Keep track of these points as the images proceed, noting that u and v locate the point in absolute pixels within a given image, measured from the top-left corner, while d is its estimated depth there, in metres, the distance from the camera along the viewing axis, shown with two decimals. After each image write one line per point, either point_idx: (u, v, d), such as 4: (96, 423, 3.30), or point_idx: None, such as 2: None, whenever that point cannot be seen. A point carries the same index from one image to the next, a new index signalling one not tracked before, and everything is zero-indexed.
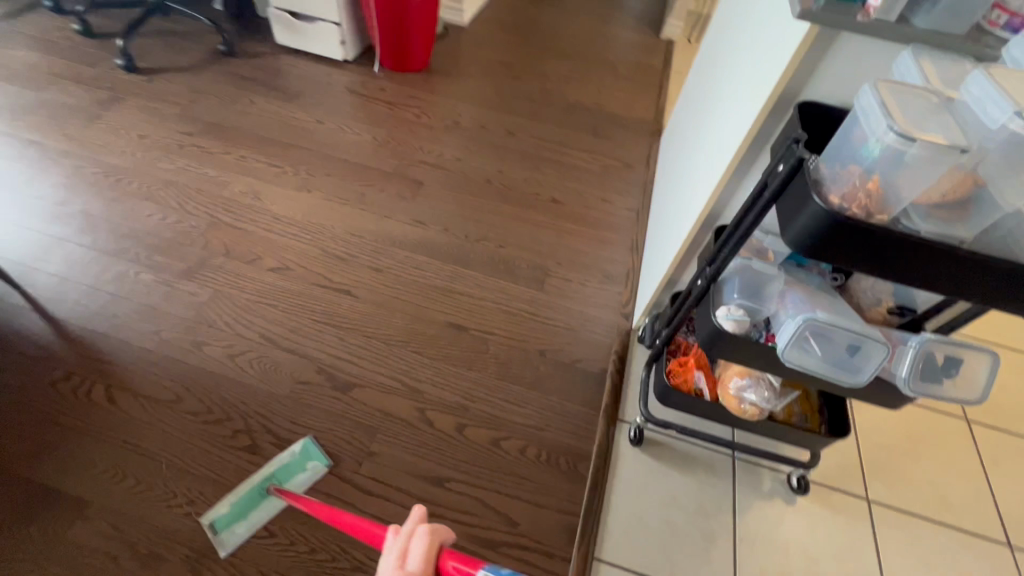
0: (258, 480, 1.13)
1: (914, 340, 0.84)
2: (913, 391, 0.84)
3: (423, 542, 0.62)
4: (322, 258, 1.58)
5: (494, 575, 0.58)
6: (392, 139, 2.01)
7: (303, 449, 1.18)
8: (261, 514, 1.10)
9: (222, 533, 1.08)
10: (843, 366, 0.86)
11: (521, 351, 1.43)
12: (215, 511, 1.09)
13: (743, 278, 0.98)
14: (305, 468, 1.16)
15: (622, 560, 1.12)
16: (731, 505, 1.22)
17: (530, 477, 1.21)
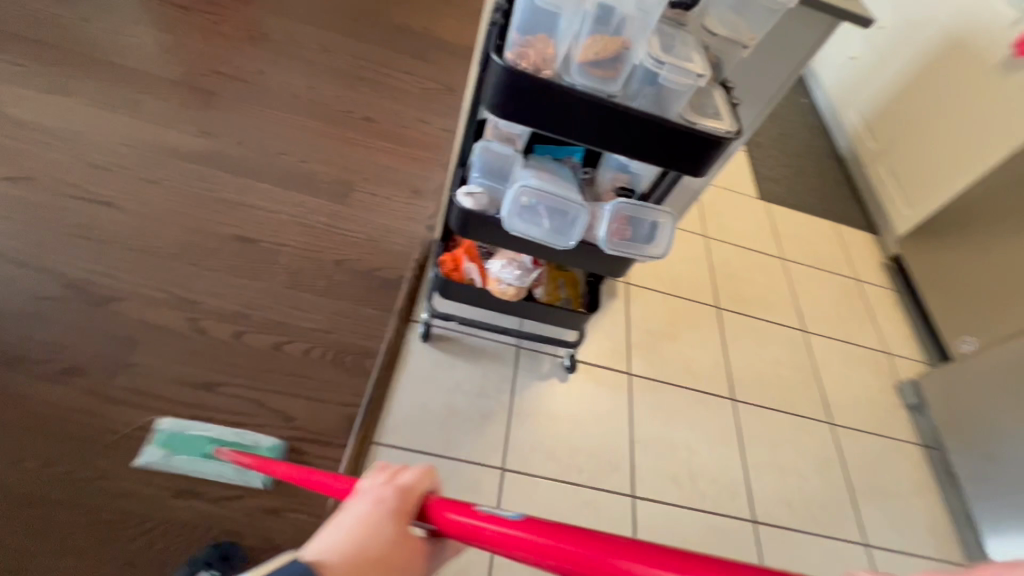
0: (214, 433, 1.08)
1: (611, 205, 0.97)
2: (609, 248, 0.99)
3: (416, 474, 0.53)
4: (79, 167, 1.38)
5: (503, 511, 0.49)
6: (181, 44, 1.79)
7: (265, 446, 1.09)
8: (184, 461, 1.04)
9: (158, 442, 1.05)
10: (563, 229, 1.00)
11: (315, 261, 1.40)
12: (167, 423, 1.07)
13: (487, 158, 1.02)
14: (244, 462, 1.06)
15: (400, 442, 1.20)
16: (509, 386, 1.35)
17: (311, 376, 1.21)
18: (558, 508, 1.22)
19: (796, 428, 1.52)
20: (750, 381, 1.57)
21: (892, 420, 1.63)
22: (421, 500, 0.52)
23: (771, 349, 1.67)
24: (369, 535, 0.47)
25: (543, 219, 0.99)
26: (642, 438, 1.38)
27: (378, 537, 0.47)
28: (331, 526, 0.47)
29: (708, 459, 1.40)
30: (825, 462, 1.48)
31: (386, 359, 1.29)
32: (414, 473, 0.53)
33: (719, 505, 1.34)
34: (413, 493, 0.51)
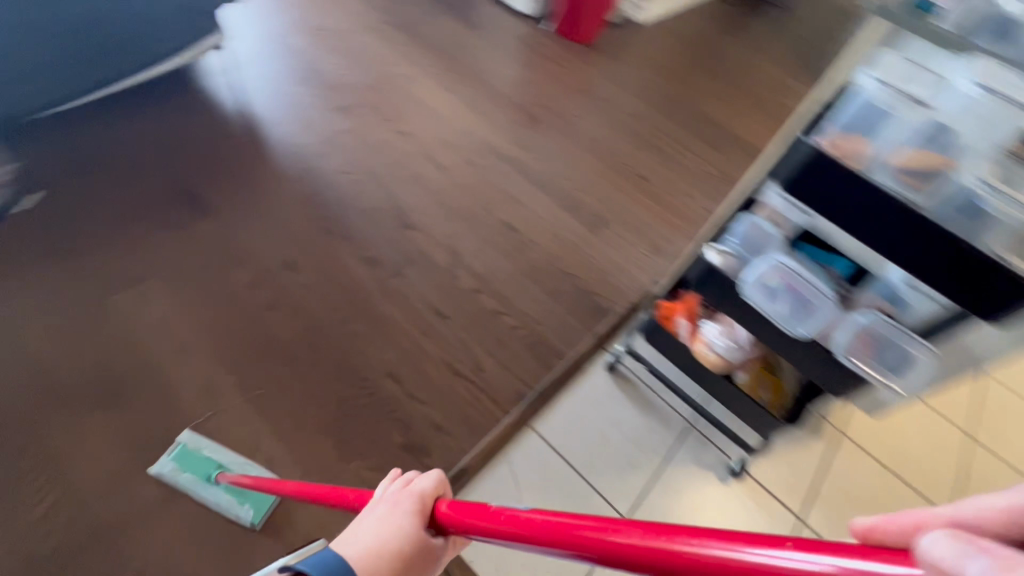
0: (223, 458, 1.12)
1: (866, 316, 0.91)
2: (840, 355, 0.96)
3: (426, 483, 0.65)
4: (435, 139, 1.89)
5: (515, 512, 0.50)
6: (533, 81, 2.28)
7: (246, 497, 1.09)
8: (190, 477, 1.09)
9: (175, 456, 1.11)
10: (802, 317, 0.99)
11: (551, 266, 1.62)
12: (189, 434, 1.14)
13: (749, 231, 1.03)
14: (241, 502, 1.09)
15: (549, 437, 1.28)
16: (665, 453, 1.32)
17: (509, 348, 1.40)
18: None
19: None
20: None
21: None
22: (428, 501, 0.64)
23: None
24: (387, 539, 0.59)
25: (783, 301, 0.99)
26: None
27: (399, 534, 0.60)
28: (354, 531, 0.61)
29: None
30: None
31: (568, 366, 1.40)
32: (426, 482, 0.65)
33: None
34: (422, 495, 0.64)
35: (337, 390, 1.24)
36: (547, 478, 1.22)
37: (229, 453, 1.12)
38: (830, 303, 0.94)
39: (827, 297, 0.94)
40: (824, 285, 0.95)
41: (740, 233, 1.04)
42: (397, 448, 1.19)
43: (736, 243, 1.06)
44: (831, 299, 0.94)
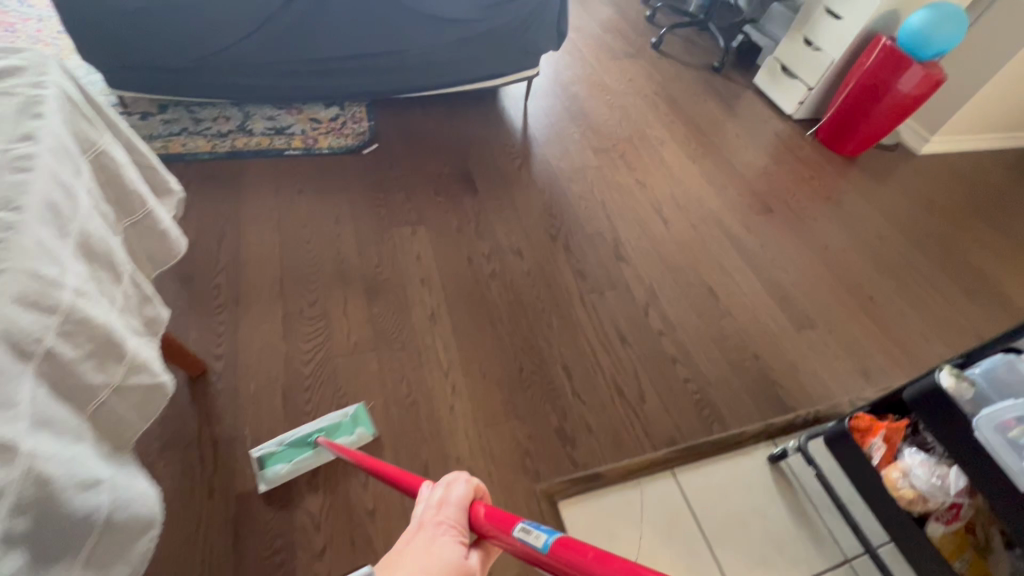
0: (305, 432, 1.18)
1: None
2: None
3: (466, 479, 0.59)
4: (666, 197, 2.05)
5: (534, 530, 0.48)
6: (777, 176, 2.30)
7: (354, 412, 1.24)
8: (305, 460, 1.14)
9: (267, 468, 1.13)
10: None
11: (740, 342, 1.61)
12: (262, 450, 1.15)
13: (1001, 369, 0.97)
14: (351, 432, 1.21)
15: (686, 491, 1.28)
16: (807, 573, 1.20)
17: (675, 395, 1.44)
18: None
19: None
20: None
21: None
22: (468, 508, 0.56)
23: None
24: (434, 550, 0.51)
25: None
26: None
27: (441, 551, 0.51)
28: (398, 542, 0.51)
29: None
30: None
31: (729, 439, 1.37)
32: (456, 480, 0.58)
33: None
34: (464, 503, 0.56)
35: (520, 360, 1.43)
36: (673, 525, 1.22)
37: (299, 428, 1.19)
38: None
39: None
40: None
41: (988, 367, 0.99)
42: (550, 429, 1.31)
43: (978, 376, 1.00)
44: None
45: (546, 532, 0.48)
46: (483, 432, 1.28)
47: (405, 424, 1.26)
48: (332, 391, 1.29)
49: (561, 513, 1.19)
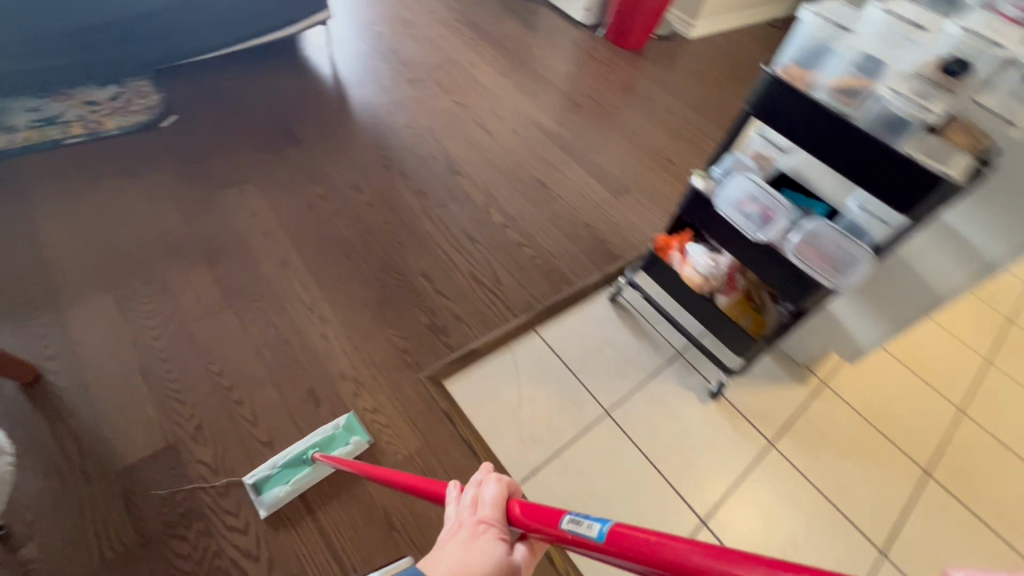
0: (298, 450, 1.14)
1: (813, 224, 1.11)
2: (794, 259, 1.15)
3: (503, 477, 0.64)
4: (486, 112, 2.20)
5: (585, 520, 0.51)
6: (580, 76, 2.55)
7: (346, 421, 1.21)
8: (304, 476, 1.10)
9: (264, 493, 1.08)
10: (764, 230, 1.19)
11: (572, 217, 1.85)
12: (253, 476, 1.10)
13: (731, 163, 1.25)
14: (348, 442, 1.18)
15: (550, 342, 1.49)
16: (651, 370, 1.49)
17: (525, 271, 1.64)
18: (628, 470, 1.28)
19: None
20: (914, 552, 1.29)
21: None
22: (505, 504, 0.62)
23: (971, 551, 1.32)
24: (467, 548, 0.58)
25: (752, 220, 1.20)
26: (744, 496, 1.31)
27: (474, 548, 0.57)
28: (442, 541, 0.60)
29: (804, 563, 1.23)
30: None
31: (576, 292, 1.61)
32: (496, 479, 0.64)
33: None
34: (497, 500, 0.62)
35: (381, 279, 1.51)
36: (544, 369, 1.42)
37: (291, 447, 1.14)
38: (785, 216, 1.14)
39: (782, 211, 1.14)
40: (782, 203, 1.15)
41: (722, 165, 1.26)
42: (423, 327, 1.44)
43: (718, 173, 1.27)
44: (785, 213, 1.14)
45: (597, 521, 0.50)
46: (361, 346, 1.36)
47: (281, 360, 1.30)
48: (196, 354, 1.28)
49: (448, 388, 1.33)
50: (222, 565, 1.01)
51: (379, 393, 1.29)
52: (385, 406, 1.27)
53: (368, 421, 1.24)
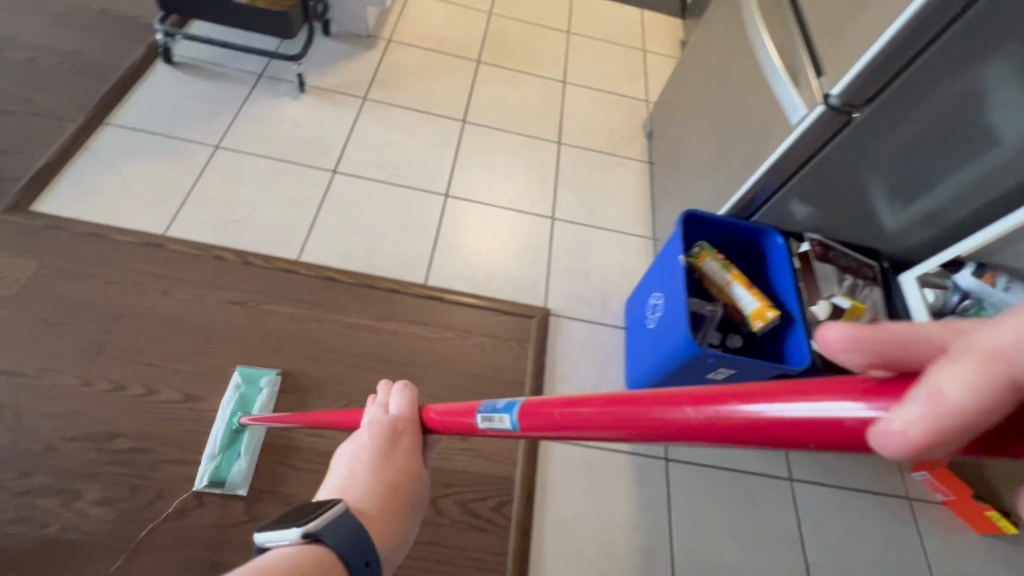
0: (223, 425, 1.06)
1: None
2: None
3: (411, 396, 0.65)
4: None
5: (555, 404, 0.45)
6: None
7: (245, 376, 1.12)
8: (253, 443, 1.05)
9: (227, 479, 1.02)
10: None
11: (79, 8, 1.61)
12: (203, 476, 1.01)
13: None
14: (261, 390, 1.12)
15: (125, 124, 1.44)
16: (241, 98, 1.57)
17: (57, 79, 1.47)
18: (259, 173, 1.45)
19: (520, 142, 1.72)
20: (487, 109, 1.77)
21: (624, 144, 1.81)
22: (411, 415, 0.63)
23: (518, 89, 1.85)
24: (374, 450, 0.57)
25: None
26: (357, 137, 1.59)
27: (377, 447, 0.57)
28: (348, 455, 0.57)
29: (420, 152, 1.61)
30: (539, 165, 1.67)
31: (126, 71, 1.52)
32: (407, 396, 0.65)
33: (418, 181, 1.55)
34: (401, 416, 0.62)
35: None
36: (134, 146, 1.40)
37: (212, 429, 1.05)
38: None
39: None
40: None
41: None
42: None
43: None
44: None
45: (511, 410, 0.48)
46: None
47: None
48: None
49: (39, 209, 1.25)
50: None
51: None
52: None
53: None
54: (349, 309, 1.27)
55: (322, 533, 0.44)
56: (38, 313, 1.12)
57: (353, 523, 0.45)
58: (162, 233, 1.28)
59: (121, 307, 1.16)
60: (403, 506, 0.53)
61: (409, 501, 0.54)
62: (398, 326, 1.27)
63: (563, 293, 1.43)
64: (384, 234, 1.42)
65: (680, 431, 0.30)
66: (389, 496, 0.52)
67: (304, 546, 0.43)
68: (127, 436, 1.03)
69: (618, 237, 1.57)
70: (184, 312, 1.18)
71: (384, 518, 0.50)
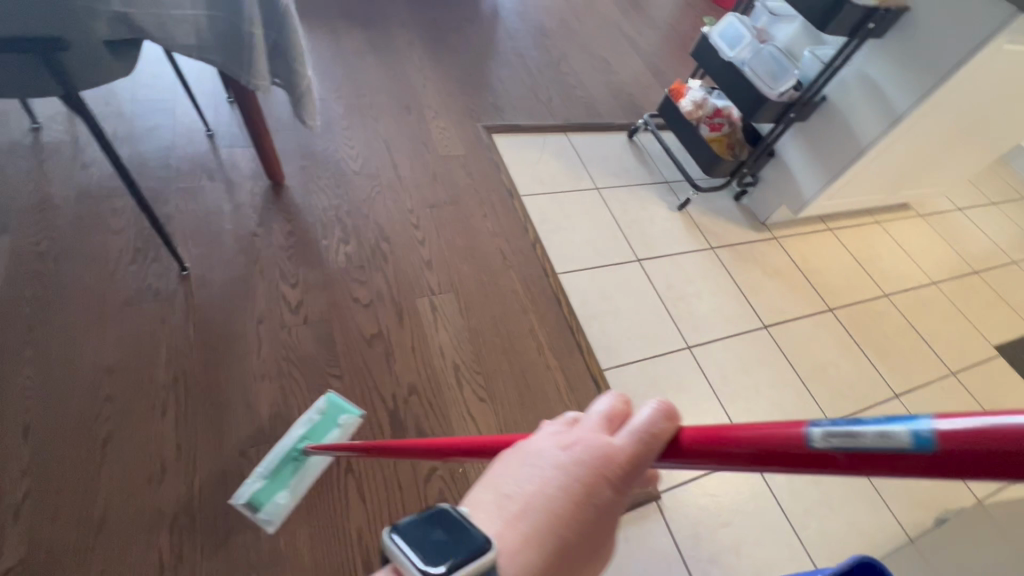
0: (286, 450, 1.05)
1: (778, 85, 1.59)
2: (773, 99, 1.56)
3: (658, 437, 0.35)
4: (581, 9, 2.70)
5: (859, 425, 0.24)
6: (669, 18, 3.00)
7: (328, 406, 1.13)
8: (305, 483, 1.03)
9: (265, 505, 0.99)
10: (760, 80, 1.60)
11: (621, 88, 2.32)
12: (244, 492, 0.99)
13: (731, 34, 1.66)
14: (336, 424, 1.11)
15: (572, 141, 2.00)
16: (641, 181, 1.95)
17: (572, 100, 2.15)
18: (600, 218, 1.78)
19: (793, 385, 1.57)
20: (795, 339, 1.68)
21: (898, 496, 1.42)
22: (646, 460, 0.35)
23: (840, 356, 1.69)
24: (554, 513, 0.33)
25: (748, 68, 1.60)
26: (678, 261, 1.75)
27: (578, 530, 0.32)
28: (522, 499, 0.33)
29: (706, 307, 1.66)
30: (789, 414, 1.49)
31: (605, 123, 2.10)
32: (663, 422, 0.35)
33: (682, 318, 1.60)
34: (617, 464, 0.34)
35: (472, 72, 2.06)
36: (561, 152, 1.94)
37: (275, 449, 1.05)
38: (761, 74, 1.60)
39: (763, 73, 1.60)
40: (763, 69, 1.61)
41: (723, 40, 1.67)
42: (489, 102, 1.98)
43: (723, 43, 1.67)
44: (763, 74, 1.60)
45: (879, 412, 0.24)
46: (445, 97, 1.93)
47: (394, 89, 1.89)
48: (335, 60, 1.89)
49: (493, 137, 1.88)
50: (335, 156, 1.61)
51: (448, 123, 1.85)
52: (450, 131, 1.83)
53: (436, 133, 1.81)
54: (544, 325, 1.44)
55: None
56: (436, 170, 1.70)
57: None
58: (520, 193, 1.74)
59: (461, 202, 1.64)
60: None
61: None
62: (555, 367, 1.37)
63: (684, 506, 1.25)
64: (618, 318, 1.53)
65: None
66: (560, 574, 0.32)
67: None
68: (388, 247, 1.46)
69: (790, 541, 1.26)
70: (478, 232, 1.58)
71: None
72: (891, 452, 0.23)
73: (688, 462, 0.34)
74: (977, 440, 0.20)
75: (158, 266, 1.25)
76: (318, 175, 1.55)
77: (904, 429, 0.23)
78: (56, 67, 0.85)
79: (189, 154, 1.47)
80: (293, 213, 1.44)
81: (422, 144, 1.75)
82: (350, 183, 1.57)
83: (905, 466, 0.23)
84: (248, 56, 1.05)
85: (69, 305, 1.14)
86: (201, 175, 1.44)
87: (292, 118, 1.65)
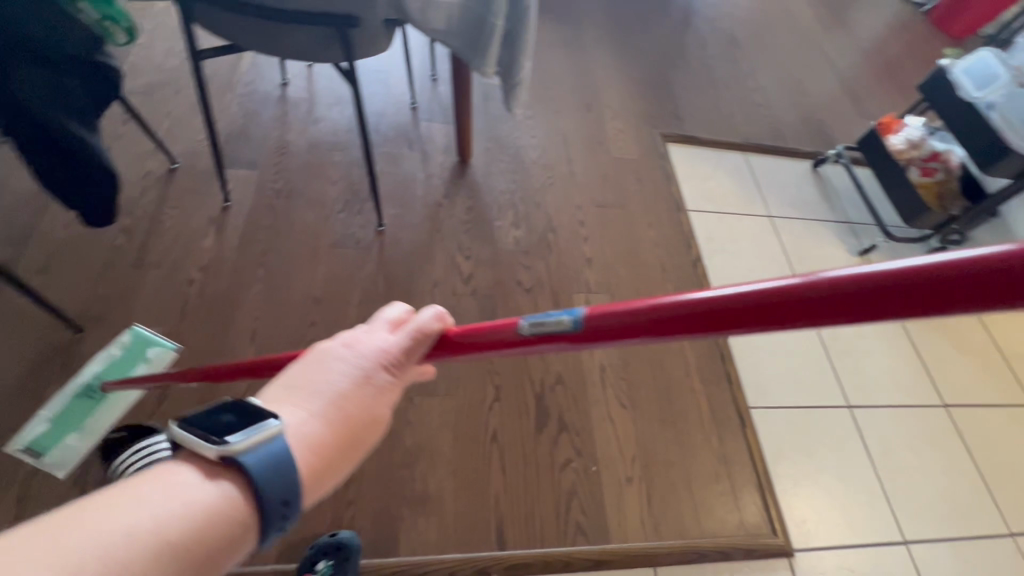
0: (85, 387, 1.07)
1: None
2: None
3: (431, 330, 0.53)
4: (780, 22, 2.52)
5: (547, 318, 0.46)
6: (879, 41, 2.68)
7: (133, 339, 1.13)
8: (104, 421, 1.05)
9: (47, 447, 1.01)
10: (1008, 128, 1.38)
11: (812, 113, 2.14)
12: (33, 434, 1.02)
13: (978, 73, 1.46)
14: (143, 360, 1.12)
15: (750, 162, 1.89)
16: (820, 217, 1.80)
17: (756, 119, 2.03)
18: (768, 248, 1.67)
19: (972, 479, 1.36)
20: (982, 427, 1.45)
21: None
22: (419, 348, 0.51)
23: None
24: (353, 396, 0.45)
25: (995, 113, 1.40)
26: None
27: (368, 409, 0.45)
28: (318, 391, 0.45)
29: (876, 367, 1.49)
30: (960, 509, 1.31)
31: (789, 148, 1.96)
32: (433, 325, 0.53)
33: (846, 372, 1.46)
34: (395, 351, 0.49)
35: (656, 77, 2.03)
36: (736, 172, 1.85)
37: (61, 393, 1.06)
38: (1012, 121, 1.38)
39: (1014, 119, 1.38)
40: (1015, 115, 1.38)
41: (965, 79, 1.48)
42: (669, 110, 1.94)
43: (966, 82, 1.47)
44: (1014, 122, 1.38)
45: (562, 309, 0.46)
46: (626, 99, 1.93)
47: (579, 85, 1.92)
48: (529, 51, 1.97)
49: (668, 146, 1.85)
50: (517, 143, 1.69)
51: (626, 126, 1.85)
52: (626, 134, 1.83)
53: (613, 134, 1.81)
54: (694, 347, 1.40)
55: (247, 460, 0.36)
56: (607, 170, 1.71)
57: (282, 460, 0.37)
58: (688, 207, 1.70)
59: (628, 206, 1.64)
60: (352, 443, 0.44)
61: (365, 437, 0.45)
62: (700, 392, 1.33)
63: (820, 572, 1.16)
64: (774, 356, 1.44)
65: (801, 317, 0.33)
66: (355, 429, 0.44)
67: (223, 488, 0.36)
68: (554, 238, 1.51)
69: None
70: (640, 240, 1.57)
71: (337, 455, 0.43)
72: (562, 331, 0.45)
73: (451, 348, 0.53)
74: (919, 276, 0.28)
75: (361, 218, 1.41)
76: (500, 159, 1.64)
77: (569, 318, 0.44)
78: (343, 40, 0.98)
79: (396, 123, 1.63)
80: (474, 190, 1.55)
81: (598, 143, 1.77)
82: (527, 170, 1.64)
83: (587, 339, 0.44)
84: (486, 45, 1.13)
85: (292, 238, 1.34)
86: (403, 143, 1.59)
87: (484, 101, 1.76)
